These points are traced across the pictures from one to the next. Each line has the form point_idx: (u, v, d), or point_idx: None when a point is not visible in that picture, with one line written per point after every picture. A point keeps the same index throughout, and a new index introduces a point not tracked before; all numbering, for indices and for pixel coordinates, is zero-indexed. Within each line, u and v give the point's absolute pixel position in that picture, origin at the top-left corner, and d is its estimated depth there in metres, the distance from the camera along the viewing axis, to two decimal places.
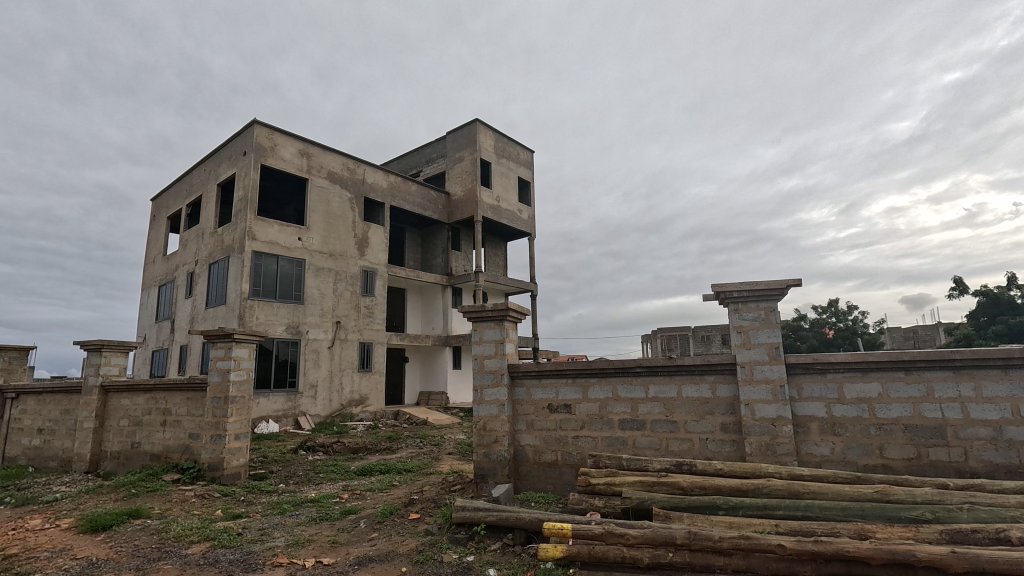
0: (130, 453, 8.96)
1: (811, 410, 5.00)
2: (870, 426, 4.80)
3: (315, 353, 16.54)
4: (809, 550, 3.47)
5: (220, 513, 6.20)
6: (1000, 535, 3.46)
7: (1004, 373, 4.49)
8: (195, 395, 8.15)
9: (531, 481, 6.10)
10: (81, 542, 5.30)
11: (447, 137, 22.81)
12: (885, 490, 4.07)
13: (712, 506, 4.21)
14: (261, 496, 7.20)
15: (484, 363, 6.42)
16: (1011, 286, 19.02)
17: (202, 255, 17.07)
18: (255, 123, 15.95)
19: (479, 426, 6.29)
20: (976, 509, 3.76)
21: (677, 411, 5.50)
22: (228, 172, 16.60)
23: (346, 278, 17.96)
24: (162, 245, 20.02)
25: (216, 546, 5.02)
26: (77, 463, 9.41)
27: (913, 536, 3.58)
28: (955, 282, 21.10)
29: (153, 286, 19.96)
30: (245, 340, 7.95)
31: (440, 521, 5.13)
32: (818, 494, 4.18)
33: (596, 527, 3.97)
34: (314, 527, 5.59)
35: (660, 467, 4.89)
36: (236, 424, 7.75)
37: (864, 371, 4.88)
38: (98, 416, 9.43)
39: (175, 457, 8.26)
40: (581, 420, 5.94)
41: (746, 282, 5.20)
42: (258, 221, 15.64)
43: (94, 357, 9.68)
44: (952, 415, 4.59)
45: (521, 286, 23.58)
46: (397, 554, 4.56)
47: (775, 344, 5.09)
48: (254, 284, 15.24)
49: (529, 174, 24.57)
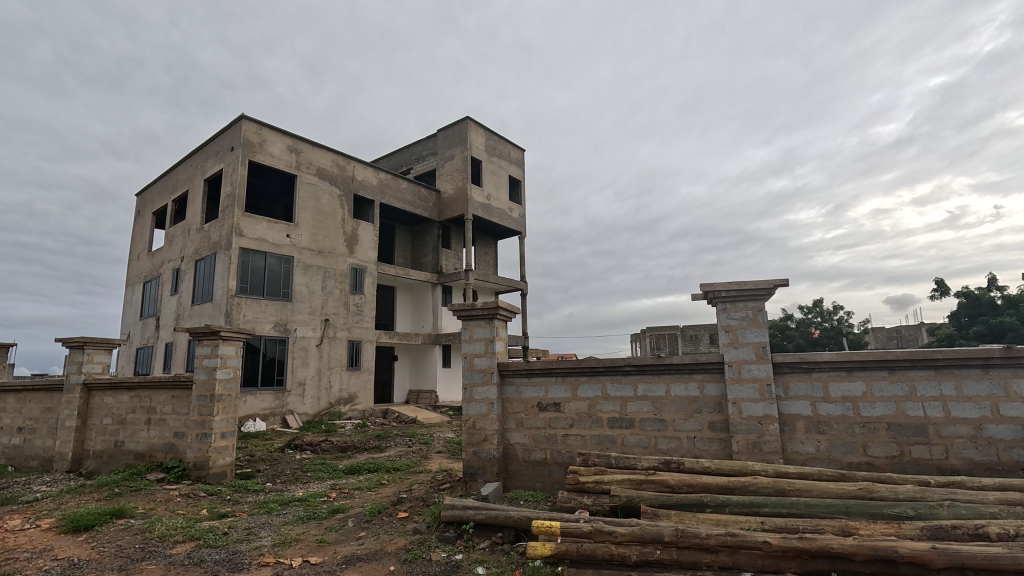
0: (113, 452, 8.82)
1: (797, 408, 5.06)
2: (854, 424, 4.88)
3: (303, 351, 16.40)
4: (793, 547, 3.52)
5: (205, 513, 6.12)
6: (979, 531, 3.53)
7: (984, 373, 4.58)
8: (180, 393, 8.05)
9: (520, 479, 6.10)
10: (62, 542, 5.21)
11: (437, 135, 22.72)
12: (869, 487, 4.13)
13: (699, 504, 4.25)
14: (247, 495, 7.11)
15: (474, 361, 6.40)
16: (991, 287, 19.43)
17: (189, 251, 16.84)
18: (243, 119, 15.76)
19: (469, 425, 6.28)
20: (957, 506, 3.83)
21: (666, 410, 5.54)
22: (215, 167, 16.37)
23: (335, 275, 17.82)
24: (147, 241, 19.73)
25: (201, 545, 4.96)
26: (59, 463, 9.24)
27: (895, 532, 3.64)
28: (936, 282, 21.52)
29: (137, 282, 19.67)
30: (232, 338, 7.85)
31: (429, 520, 5.11)
32: (804, 492, 4.23)
33: (585, 525, 3.98)
34: (301, 527, 5.54)
35: (648, 466, 4.91)
36: (222, 423, 7.66)
37: (849, 370, 4.94)
38: (80, 414, 9.26)
39: (160, 456, 8.14)
40: (570, 419, 5.96)
41: (734, 282, 5.24)
42: (246, 218, 15.48)
43: (77, 354, 9.52)
44: (933, 414, 4.67)
45: (510, 285, 23.58)
46: (386, 553, 4.54)
47: (763, 343, 5.15)
48: (241, 281, 15.08)
49: (520, 173, 24.57)
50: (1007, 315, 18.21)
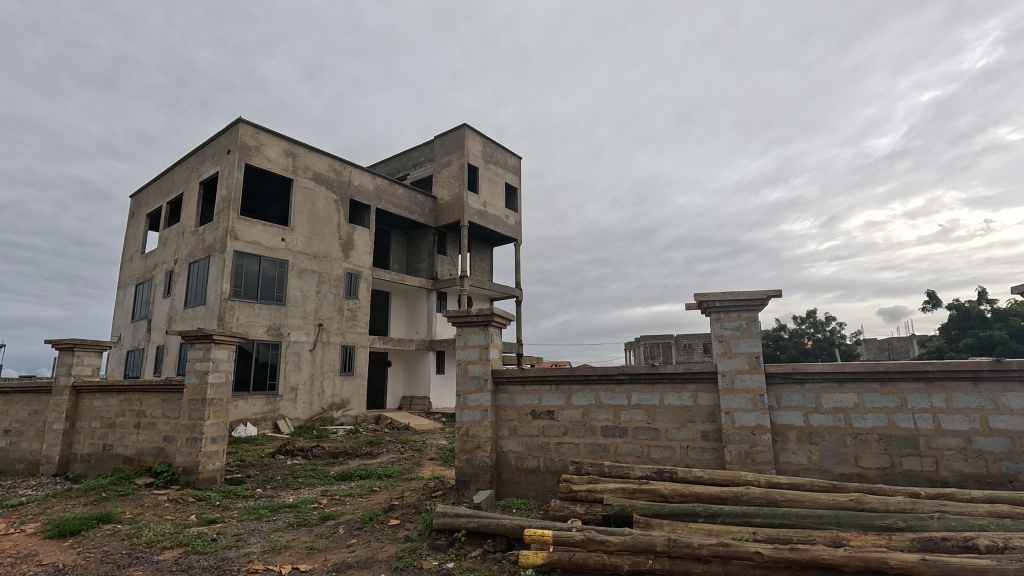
0: (102, 455, 8.72)
1: (789, 418, 5.09)
2: (846, 435, 4.90)
3: (296, 355, 16.31)
4: (785, 557, 3.51)
5: (194, 519, 6.04)
6: (968, 542, 3.55)
7: (973, 385, 4.63)
8: (170, 397, 7.98)
9: (513, 487, 6.08)
10: (47, 547, 5.15)
11: (434, 142, 22.80)
12: (860, 498, 4.14)
13: (692, 514, 4.25)
14: (237, 500, 7.05)
15: (468, 367, 6.40)
16: (982, 300, 19.66)
17: (182, 254, 16.75)
18: (239, 122, 15.74)
19: (462, 432, 6.26)
20: (947, 518, 3.85)
21: (659, 418, 5.54)
22: (211, 170, 16.33)
23: (329, 279, 17.76)
24: (140, 243, 19.59)
25: (189, 552, 4.90)
26: (45, 466, 9.12)
27: (885, 544, 3.66)
28: (928, 294, 21.72)
29: (130, 284, 19.50)
30: (224, 341, 7.80)
31: (421, 528, 5.08)
32: (795, 502, 4.25)
33: (577, 534, 3.97)
34: (291, 533, 5.50)
35: (641, 475, 4.90)
36: (212, 427, 7.57)
37: (841, 381, 4.98)
38: (68, 417, 9.15)
39: (149, 460, 8.05)
40: (564, 427, 5.95)
41: (728, 291, 5.27)
42: (241, 221, 15.43)
43: (66, 357, 9.44)
44: (924, 425, 4.71)
45: (506, 291, 23.59)
46: (377, 561, 4.51)
47: (756, 352, 5.19)
48: (234, 284, 15.02)
49: (516, 180, 24.67)
50: (996, 328, 18.42)
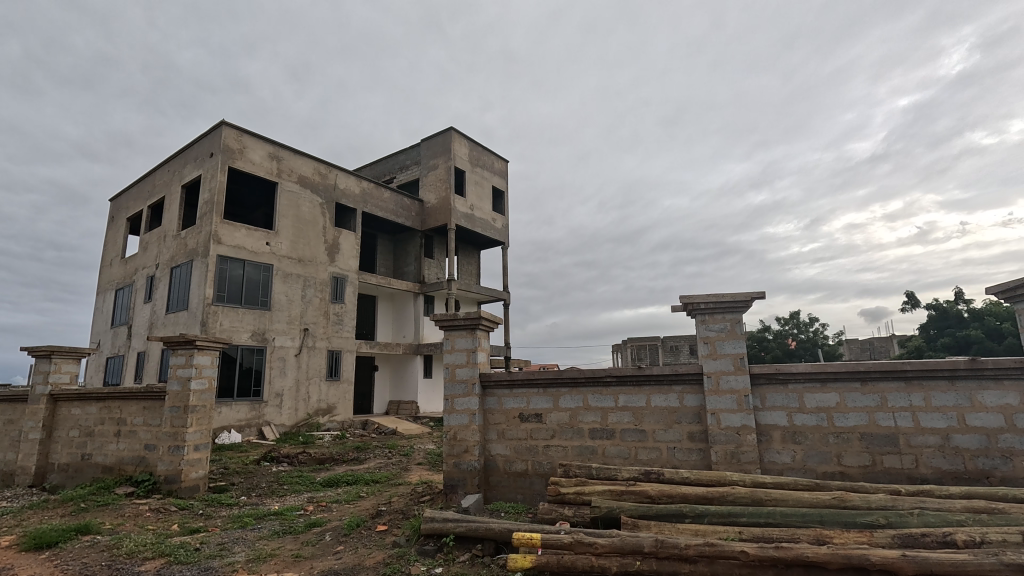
0: (80, 465, 8.52)
1: (774, 419, 5.16)
2: (828, 434, 4.99)
3: (281, 361, 16.11)
4: (770, 556, 3.55)
5: (176, 528, 5.93)
6: (946, 538, 3.62)
7: (950, 384, 4.74)
8: (152, 404, 7.82)
9: (501, 491, 6.07)
10: (24, 560, 5.00)
11: (421, 145, 22.75)
12: (842, 496, 4.21)
13: (678, 514, 4.28)
14: (220, 509, 6.93)
15: (456, 372, 6.37)
16: (958, 300, 20.15)
17: (163, 258, 16.46)
18: (222, 124, 15.54)
19: (450, 436, 6.24)
20: (926, 514, 3.94)
21: (646, 420, 5.58)
22: (193, 173, 16.11)
23: (314, 283, 17.57)
24: (120, 247, 19.22)
25: (172, 562, 4.80)
26: (21, 477, 8.88)
27: (867, 540, 3.73)
28: (907, 294, 22.22)
29: (109, 289, 19.11)
30: (207, 347, 7.67)
31: (408, 533, 5.04)
32: (780, 501, 4.31)
33: (565, 536, 3.97)
34: (277, 541, 5.42)
35: (629, 476, 4.93)
36: (196, 435, 7.43)
37: (824, 381, 5.06)
38: (45, 426, 8.92)
39: (130, 469, 7.89)
40: (552, 430, 5.96)
41: (712, 294, 5.35)
42: (224, 225, 15.23)
43: (43, 364, 9.20)
44: (904, 423, 4.81)
45: (493, 295, 23.59)
46: (363, 567, 4.47)
47: (740, 354, 5.26)
48: (218, 289, 14.81)
49: (503, 183, 24.70)
50: (972, 327, 18.87)
